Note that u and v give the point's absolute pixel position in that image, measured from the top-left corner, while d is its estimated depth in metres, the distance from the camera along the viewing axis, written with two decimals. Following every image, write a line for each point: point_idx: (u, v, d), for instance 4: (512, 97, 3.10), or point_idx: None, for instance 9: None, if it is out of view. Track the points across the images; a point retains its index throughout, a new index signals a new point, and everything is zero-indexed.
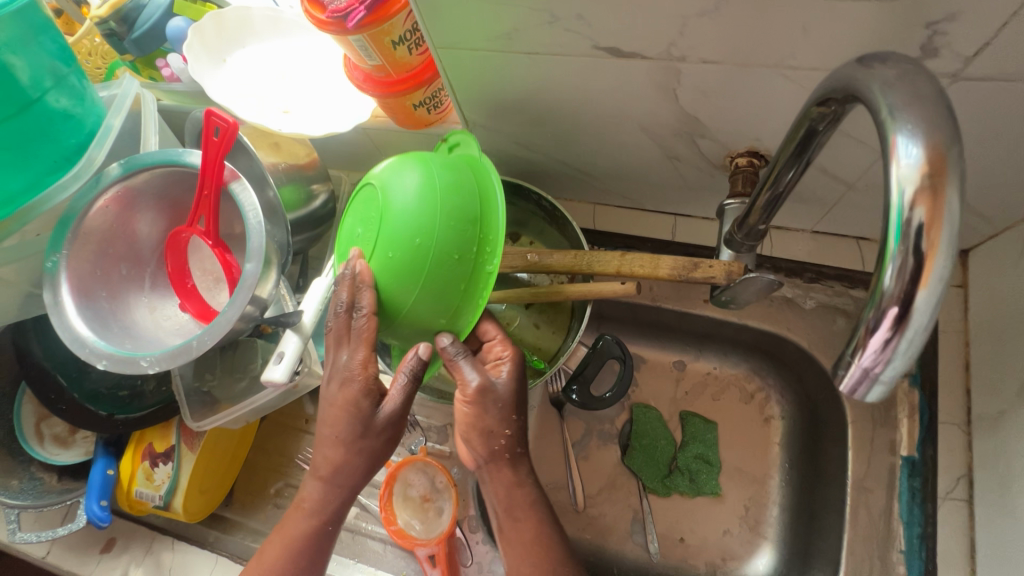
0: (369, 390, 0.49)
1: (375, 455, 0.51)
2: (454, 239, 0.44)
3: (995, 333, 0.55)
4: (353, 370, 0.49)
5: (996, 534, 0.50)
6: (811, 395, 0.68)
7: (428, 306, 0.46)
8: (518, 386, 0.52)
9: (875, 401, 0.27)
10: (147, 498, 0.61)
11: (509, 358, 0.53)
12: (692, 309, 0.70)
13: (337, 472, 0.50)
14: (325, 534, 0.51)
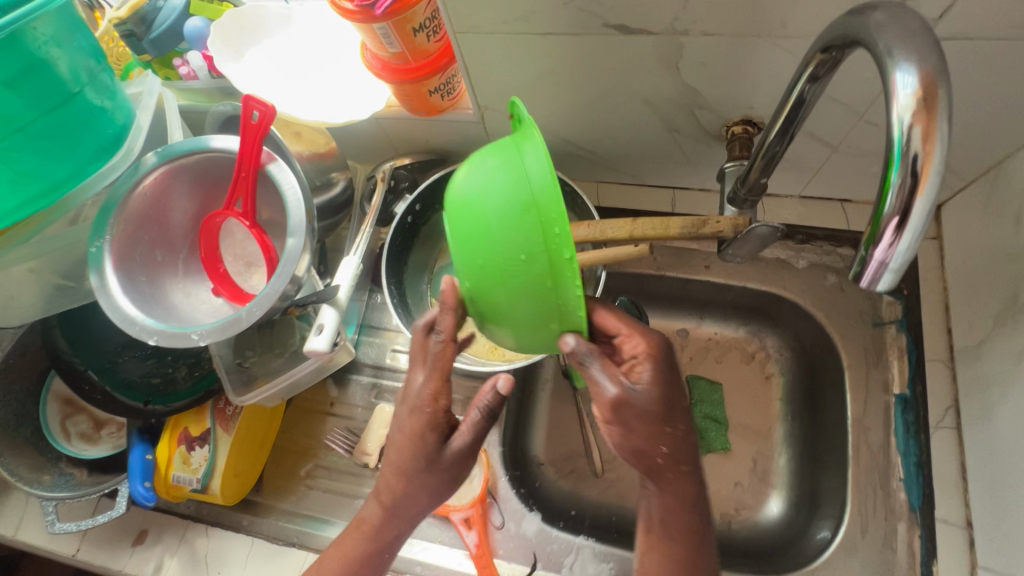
0: (438, 422, 0.49)
1: (440, 489, 0.50)
2: (519, 236, 0.34)
3: (970, 276, 0.61)
4: (423, 400, 0.49)
5: (983, 452, 0.56)
6: (808, 349, 0.73)
7: (521, 318, 0.38)
8: (664, 391, 0.43)
9: (885, 289, 0.32)
10: (185, 482, 0.62)
11: (646, 359, 0.44)
12: (694, 275, 0.75)
13: (397, 498, 0.51)
14: (380, 557, 0.53)
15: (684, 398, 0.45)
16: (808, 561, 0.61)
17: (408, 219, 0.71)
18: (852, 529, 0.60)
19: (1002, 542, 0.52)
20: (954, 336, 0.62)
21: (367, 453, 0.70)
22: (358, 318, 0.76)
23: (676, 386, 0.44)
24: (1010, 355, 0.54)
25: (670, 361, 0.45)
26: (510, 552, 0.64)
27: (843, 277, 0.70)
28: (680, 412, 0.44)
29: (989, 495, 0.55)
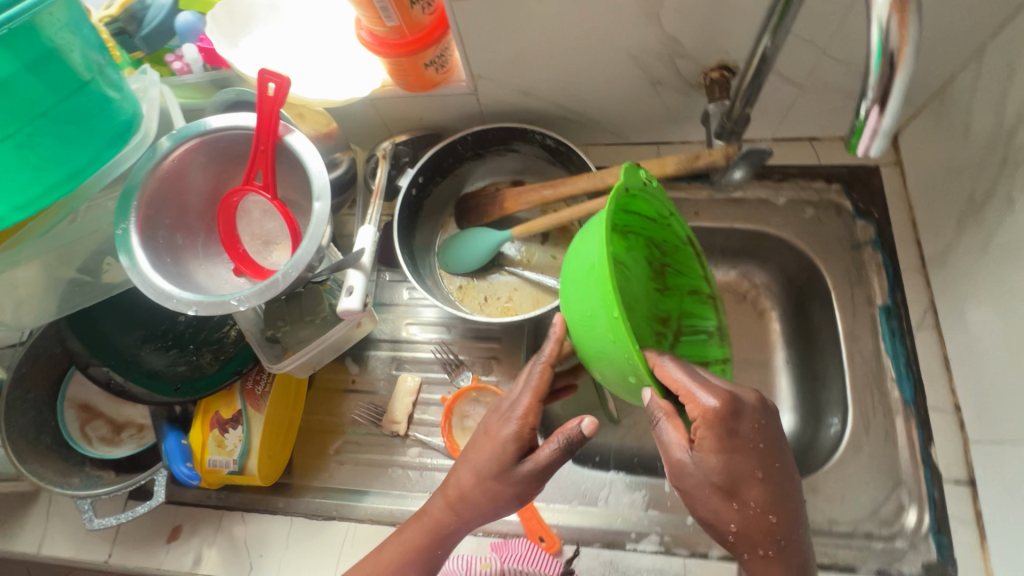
0: (521, 437, 0.52)
1: (505, 502, 0.52)
2: (585, 296, 0.46)
3: (931, 190, 0.68)
4: (514, 412, 0.53)
5: (962, 342, 0.63)
6: (795, 279, 0.79)
7: (608, 368, 0.48)
8: (726, 472, 0.44)
9: (876, 153, 0.38)
10: (222, 465, 0.62)
11: (711, 437, 0.44)
12: (685, 222, 0.79)
13: (461, 501, 0.54)
14: (433, 555, 0.55)
15: (751, 469, 0.44)
16: (822, 464, 0.66)
17: (413, 192, 0.73)
18: (857, 429, 0.66)
19: (988, 414, 0.58)
20: (924, 245, 0.70)
21: (396, 421, 0.72)
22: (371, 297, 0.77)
23: (741, 455, 0.44)
24: (975, 250, 0.61)
25: (733, 429, 0.44)
26: (549, 496, 0.67)
27: (820, 208, 0.76)
28: (747, 481, 0.44)
29: (972, 378, 0.61)
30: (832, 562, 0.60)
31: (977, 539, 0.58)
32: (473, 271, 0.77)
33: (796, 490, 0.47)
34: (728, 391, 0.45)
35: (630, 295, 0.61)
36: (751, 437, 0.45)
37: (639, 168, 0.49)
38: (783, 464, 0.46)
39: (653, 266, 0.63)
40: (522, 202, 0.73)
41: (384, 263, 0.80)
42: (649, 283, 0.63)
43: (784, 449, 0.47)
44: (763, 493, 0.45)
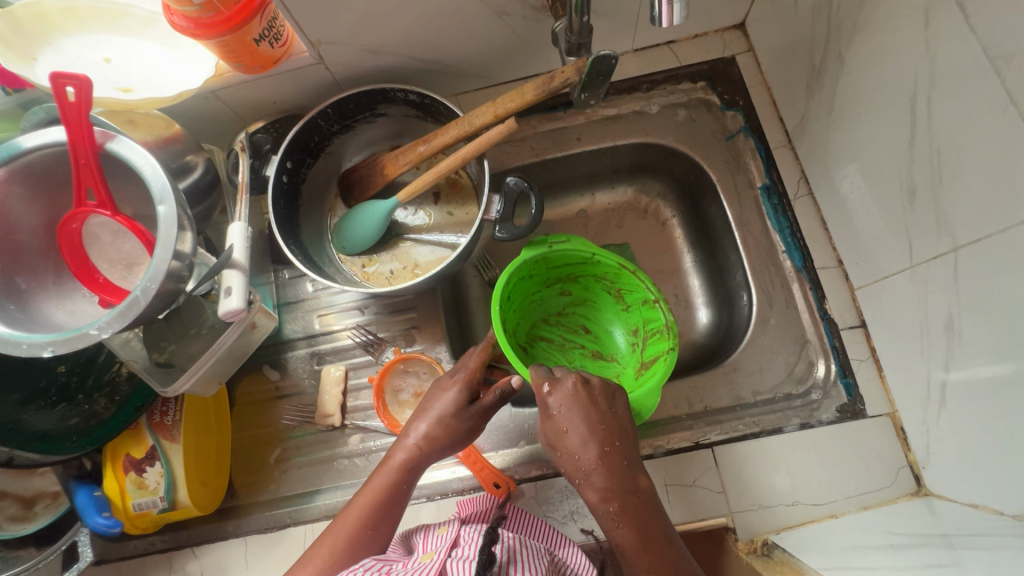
0: (468, 387, 0.64)
1: (458, 433, 0.61)
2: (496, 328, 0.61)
3: (781, 67, 0.71)
4: (465, 368, 0.66)
5: (833, 202, 0.67)
6: (684, 182, 0.82)
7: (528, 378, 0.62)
8: (572, 427, 0.54)
9: (680, 19, 0.42)
10: (149, 506, 0.59)
11: (558, 409, 0.55)
12: (570, 150, 0.79)
13: (428, 443, 0.60)
14: (395, 494, 0.57)
15: (560, 428, 0.55)
16: (738, 344, 0.70)
17: (284, 178, 0.69)
18: (762, 304, 0.70)
19: (866, 259, 0.63)
20: (787, 120, 0.73)
21: (329, 414, 0.70)
22: (273, 298, 0.74)
23: (557, 422, 0.55)
24: (824, 113, 0.65)
25: (549, 404, 0.56)
26: (497, 444, 0.69)
27: (690, 108, 0.78)
28: (561, 437, 0.55)
29: (847, 232, 0.65)
30: (761, 429, 0.64)
31: (877, 372, 0.63)
32: (370, 247, 0.75)
33: (624, 447, 0.54)
34: (550, 378, 0.57)
35: (587, 311, 0.74)
36: (562, 407, 0.55)
37: (542, 240, 0.64)
38: (601, 428, 0.54)
39: (613, 291, 0.71)
40: (400, 165, 0.70)
41: (278, 261, 0.76)
42: (612, 303, 0.72)
43: (612, 415, 0.56)
44: (581, 442, 0.54)
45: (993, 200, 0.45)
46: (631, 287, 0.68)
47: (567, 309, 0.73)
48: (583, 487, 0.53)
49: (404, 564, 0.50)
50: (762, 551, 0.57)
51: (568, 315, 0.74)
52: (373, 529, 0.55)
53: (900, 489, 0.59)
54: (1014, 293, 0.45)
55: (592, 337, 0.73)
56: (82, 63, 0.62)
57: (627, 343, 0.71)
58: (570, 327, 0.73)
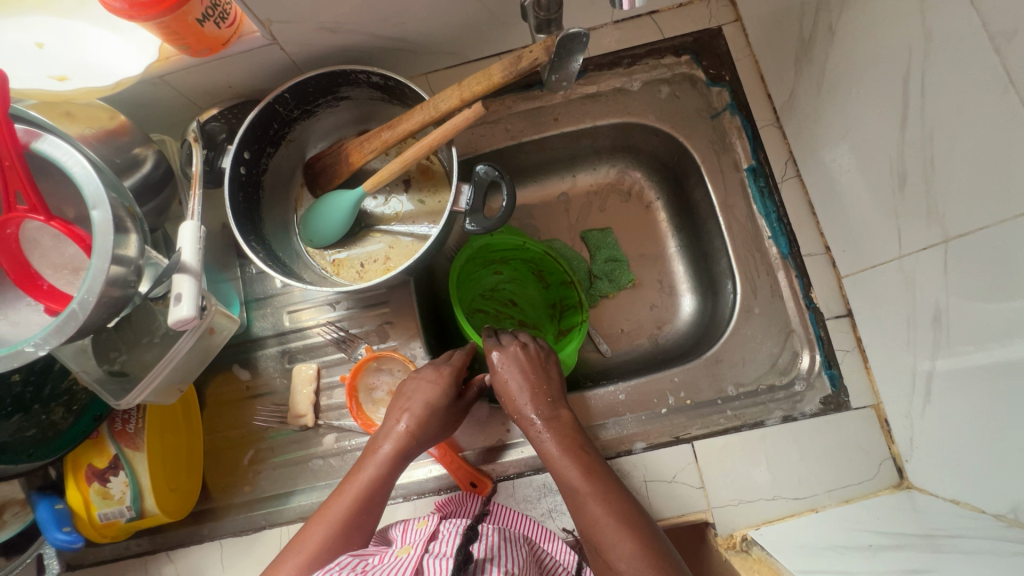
0: (455, 377, 0.64)
1: (443, 419, 0.62)
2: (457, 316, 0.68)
3: (769, 39, 0.66)
4: (447, 356, 0.67)
5: (823, 185, 0.63)
6: (669, 162, 0.78)
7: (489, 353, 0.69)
8: (511, 378, 0.61)
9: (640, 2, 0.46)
10: (116, 515, 0.58)
11: (499, 363, 0.62)
12: (547, 131, 0.75)
13: (417, 433, 0.60)
14: (382, 488, 0.56)
15: (501, 379, 0.61)
16: (722, 333, 0.68)
17: (242, 170, 0.65)
18: (746, 293, 0.68)
19: (854, 246, 0.60)
20: (774, 97, 0.69)
21: (301, 414, 0.68)
22: (239, 295, 0.71)
23: (498, 375, 0.62)
24: (814, 90, 0.61)
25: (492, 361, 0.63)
26: (474, 441, 0.67)
27: (674, 84, 0.73)
28: (503, 386, 0.62)
29: (835, 217, 0.62)
30: (743, 422, 0.63)
31: (862, 363, 0.61)
32: (339, 240, 0.72)
33: (553, 390, 0.61)
34: (495, 341, 0.64)
35: (517, 289, 0.81)
36: (503, 363, 0.62)
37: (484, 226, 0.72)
38: (534, 377, 0.61)
39: (540, 270, 0.79)
40: (365, 152, 0.66)
41: (243, 255, 0.73)
42: (537, 280, 0.80)
43: (544, 367, 0.63)
44: (518, 389, 0.61)
45: (990, 188, 0.42)
46: (554, 273, 0.78)
47: (502, 286, 0.81)
48: (523, 423, 0.60)
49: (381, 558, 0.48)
50: (741, 547, 0.56)
51: (502, 292, 0.81)
52: (365, 514, 0.54)
53: (881, 481, 0.58)
54: (1007, 290, 0.43)
55: (518, 310, 0.81)
56: (11, 45, 0.57)
57: (547, 310, 0.80)
58: (500, 301, 0.80)
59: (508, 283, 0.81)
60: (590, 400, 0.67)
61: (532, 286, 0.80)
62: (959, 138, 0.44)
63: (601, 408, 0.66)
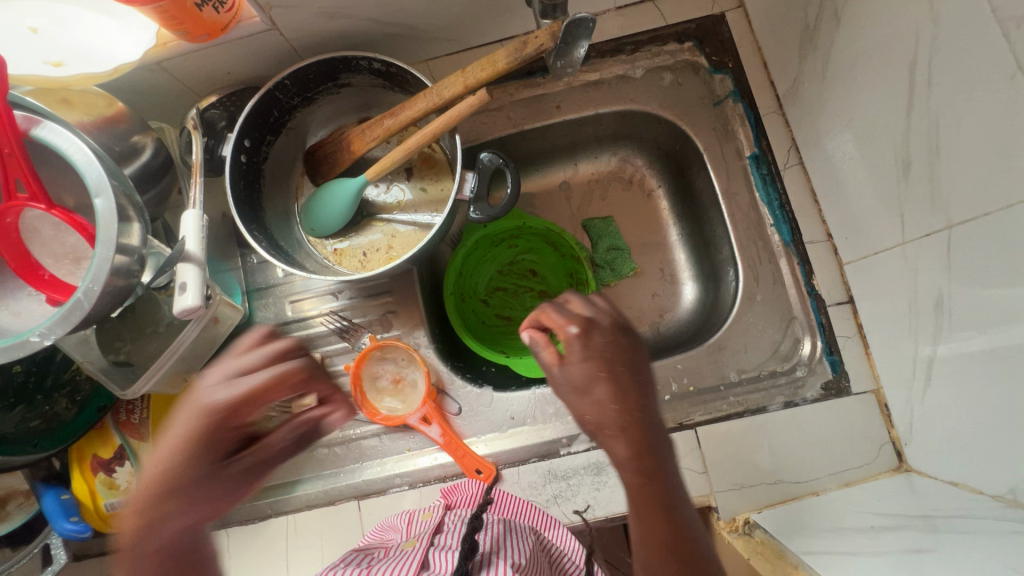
0: (279, 378, 0.52)
1: (219, 432, 0.50)
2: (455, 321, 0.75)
3: (773, 26, 0.66)
4: (281, 341, 0.56)
5: (826, 173, 0.64)
6: (671, 150, 0.78)
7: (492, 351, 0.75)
8: (608, 380, 0.47)
9: None
10: (122, 505, 0.58)
11: (592, 357, 0.48)
12: (549, 118, 0.75)
13: (196, 426, 0.47)
14: (211, 444, 0.50)
15: (593, 375, 0.48)
16: (724, 321, 0.69)
17: (242, 158, 0.65)
18: (749, 281, 0.68)
19: (856, 233, 0.61)
20: (777, 84, 0.69)
21: (305, 404, 0.68)
22: (240, 284, 0.71)
23: (587, 369, 0.48)
24: (819, 78, 0.61)
25: (582, 345, 0.49)
26: (480, 429, 0.66)
27: (677, 72, 0.73)
28: (591, 386, 0.48)
29: (838, 205, 0.63)
30: (745, 408, 0.64)
31: (862, 349, 0.62)
32: (341, 229, 0.71)
33: (650, 402, 0.48)
34: (578, 321, 0.50)
35: (535, 257, 0.81)
36: (596, 353, 0.48)
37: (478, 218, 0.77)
38: (633, 380, 0.48)
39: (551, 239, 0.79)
40: (367, 140, 0.65)
41: (244, 245, 0.72)
42: (552, 248, 0.80)
43: (639, 364, 0.49)
44: (613, 394, 0.47)
45: (996, 173, 0.43)
46: (567, 245, 0.78)
47: (519, 258, 0.81)
48: (607, 440, 0.47)
49: (387, 553, 0.49)
50: (744, 530, 0.58)
51: (518, 264, 0.81)
52: (153, 507, 0.46)
53: (881, 465, 0.59)
54: (1008, 277, 0.43)
55: (538, 279, 0.81)
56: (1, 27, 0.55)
57: (567, 276, 0.80)
58: (520, 274, 0.81)
59: (525, 253, 0.81)
60: None
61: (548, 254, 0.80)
62: (965, 124, 0.44)
63: None
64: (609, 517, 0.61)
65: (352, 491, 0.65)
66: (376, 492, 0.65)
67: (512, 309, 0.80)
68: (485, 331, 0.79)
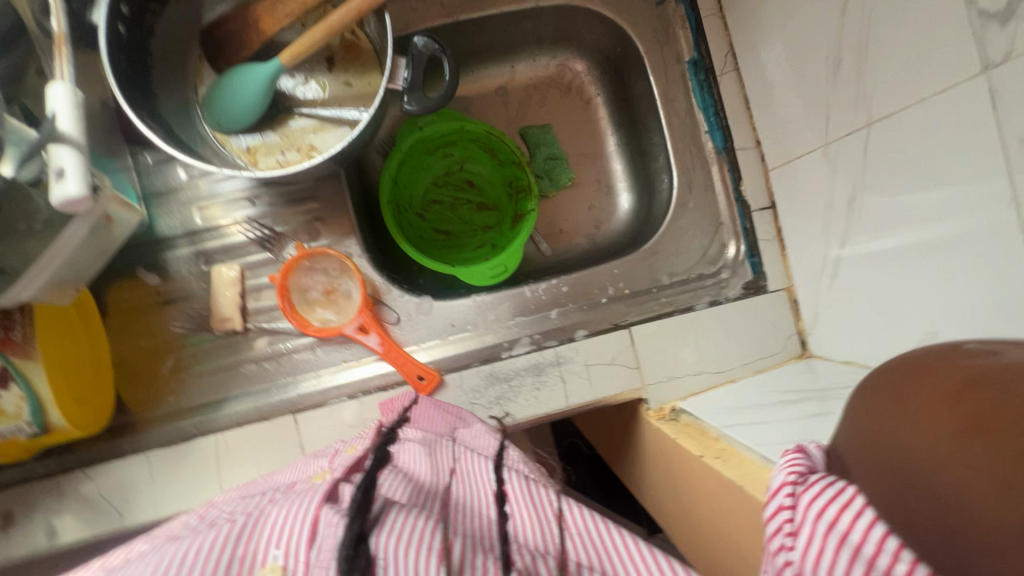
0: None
1: None
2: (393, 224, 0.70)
3: None
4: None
5: (758, 78, 0.64)
6: (611, 54, 0.76)
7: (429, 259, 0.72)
8: None
9: None
10: (14, 432, 0.52)
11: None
12: (487, 8, 0.68)
13: None
14: None
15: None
16: (658, 228, 0.71)
17: (120, 29, 0.54)
18: (682, 188, 0.70)
19: (782, 138, 0.63)
20: None
21: (227, 319, 0.63)
22: (134, 188, 0.61)
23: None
24: None
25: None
26: (420, 337, 0.65)
27: None
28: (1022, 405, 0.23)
29: (767, 110, 0.64)
30: (675, 308, 0.67)
31: (780, 251, 0.67)
32: (252, 124, 0.63)
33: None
34: None
35: (471, 169, 0.78)
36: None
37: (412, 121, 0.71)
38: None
39: (489, 147, 0.76)
40: (279, 17, 0.56)
41: (134, 141, 0.62)
42: (490, 156, 0.77)
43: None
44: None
45: (923, 67, 0.45)
46: (507, 150, 0.75)
47: (455, 168, 0.78)
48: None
49: (290, 490, 0.40)
50: (670, 416, 0.62)
51: (455, 176, 0.78)
52: None
53: (788, 353, 0.65)
54: (922, 175, 0.47)
55: (475, 191, 0.78)
56: None
57: (506, 187, 0.78)
58: (456, 185, 0.78)
59: (462, 163, 0.78)
60: (534, 292, 0.67)
61: (486, 164, 0.77)
62: (897, 19, 0.46)
63: (545, 300, 0.67)
64: (550, 414, 0.63)
65: (287, 406, 0.62)
66: (313, 405, 0.62)
67: (449, 222, 0.78)
68: (423, 244, 0.75)
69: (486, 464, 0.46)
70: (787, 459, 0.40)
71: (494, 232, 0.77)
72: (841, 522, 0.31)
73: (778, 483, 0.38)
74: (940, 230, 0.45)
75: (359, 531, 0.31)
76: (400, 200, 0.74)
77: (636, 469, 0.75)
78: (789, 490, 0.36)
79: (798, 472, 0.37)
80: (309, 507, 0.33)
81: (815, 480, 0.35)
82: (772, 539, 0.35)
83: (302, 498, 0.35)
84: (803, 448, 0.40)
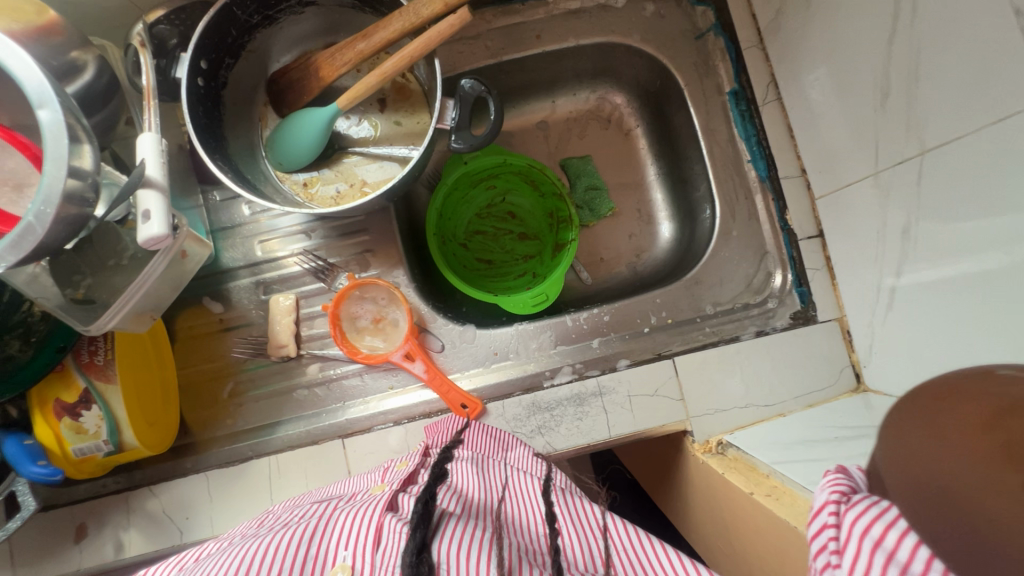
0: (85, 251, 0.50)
1: None
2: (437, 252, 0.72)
3: None
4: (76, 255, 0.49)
5: (802, 108, 0.64)
6: (650, 87, 0.77)
7: None
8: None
9: None
10: (93, 450, 0.56)
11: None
12: (529, 48, 0.71)
13: None
14: None
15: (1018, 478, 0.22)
16: (700, 258, 0.70)
17: (199, 82, 0.60)
18: (725, 217, 0.69)
19: (829, 166, 0.62)
20: (759, 18, 0.68)
21: (283, 345, 0.66)
22: (204, 223, 0.67)
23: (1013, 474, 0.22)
24: (802, 8, 0.61)
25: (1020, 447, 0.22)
26: (463, 365, 0.67)
27: (659, 3, 0.71)
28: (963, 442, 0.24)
29: (813, 140, 0.64)
30: (720, 338, 0.66)
31: (830, 281, 0.65)
32: (310, 162, 0.67)
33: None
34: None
35: (513, 200, 0.81)
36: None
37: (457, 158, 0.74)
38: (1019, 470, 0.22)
39: (531, 179, 0.78)
40: (338, 65, 0.61)
41: (205, 181, 0.68)
42: (532, 187, 0.79)
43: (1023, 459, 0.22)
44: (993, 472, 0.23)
45: (979, 94, 0.44)
46: (548, 182, 0.77)
47: (497, 200, 0.80)
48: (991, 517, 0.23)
49: (351, 499, 0.43)
50: (717, 450, 0.61)
51: (497, 207, 0.80)
52: None
53: (842, 387, 0.63)
54: (983, 204, 0.45)
55: (517, 222, 0.80)
56: None
57: (547, 217, 0.80)
58: (499, 216, 0.80)
59: (505, 195, 0.80)
60: (576, 322, 0.68)
61: (528, 196, 0.80)
62: (946, 48, 0.46)
63: (586, 329, 0.68)
64: (593, 445, 0.63)
65: (336, 431, 0.64)
66: (360, 430, 0.64)
67: (492, 252, 0.80)
68: (466, 273, 0.77)
69: (533, 485, 0.48)
70: (829, 478, 0.37)
71: (536, 262, 0.79)
72: (886, 539, 0.28)
73: (820, 502, 0.35)
74: (1004, 261, 0.44)
75: (422, 538, 0.33)
76: (445, 232, 0.77)
77: (681, 504, 0.73)
78: (833, 507, 0.34)
79: (840, 491, 0.34)
80: (375, 514, 0.37)
81: (860, 498, 0.32)
82: (819, 557, 0.33)
83: (365, 508, 0.38)
84: (844, 468, 0.37)
